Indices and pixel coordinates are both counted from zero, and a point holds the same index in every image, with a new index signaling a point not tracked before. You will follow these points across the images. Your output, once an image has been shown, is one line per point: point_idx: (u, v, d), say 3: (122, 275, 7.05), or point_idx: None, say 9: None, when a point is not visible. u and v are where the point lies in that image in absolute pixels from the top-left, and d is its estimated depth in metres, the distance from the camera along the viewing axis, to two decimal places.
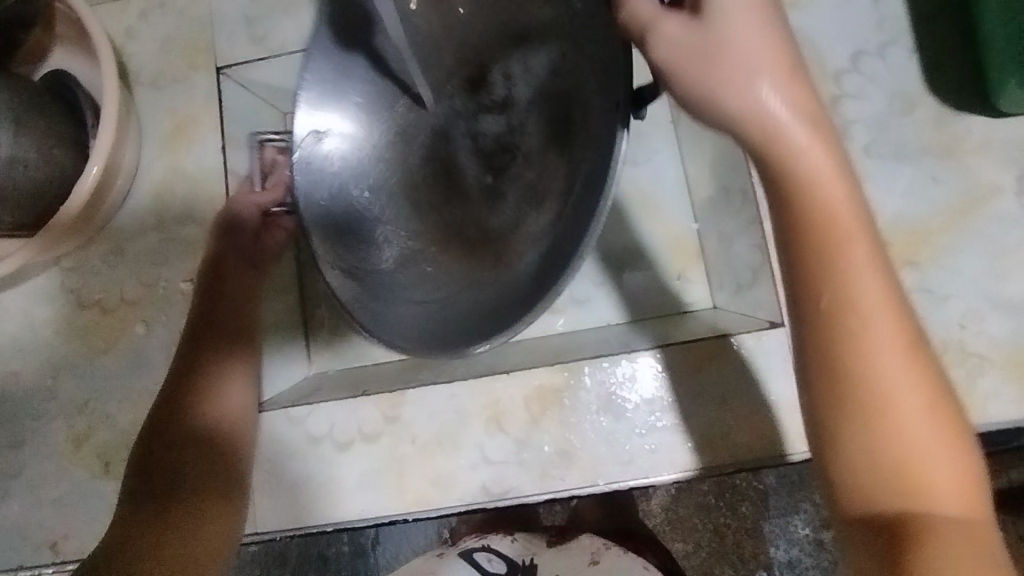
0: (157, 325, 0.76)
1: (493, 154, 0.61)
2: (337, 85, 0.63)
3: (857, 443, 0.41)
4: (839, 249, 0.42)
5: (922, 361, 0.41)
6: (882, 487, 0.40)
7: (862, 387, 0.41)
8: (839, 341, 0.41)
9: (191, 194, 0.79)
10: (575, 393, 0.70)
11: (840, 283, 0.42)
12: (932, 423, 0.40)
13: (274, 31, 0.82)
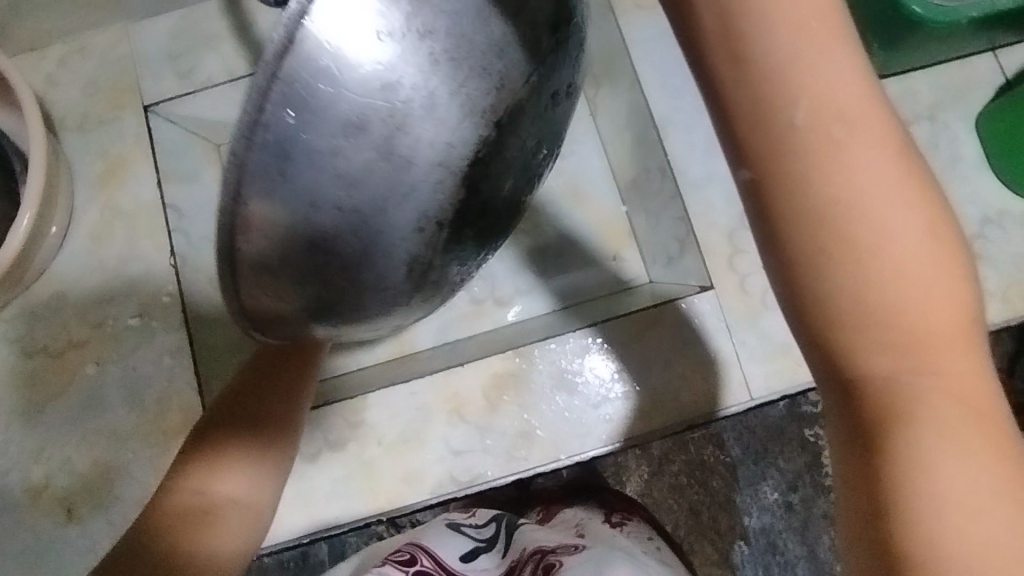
0: (109, 363, 0.76)
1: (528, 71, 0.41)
2: None
3: (825, 290, 0.28)
4: (780, 10, 0.27)
5: (898, 152, 0.28)
6: (848, 335, 0.28)
7: (828, 204, 0.27)
8: (789, 145, 0.27)
9: (131, 230, 0.79)
10: (529, 376, 0.74)
11: (778, 73, 0.27)
12: (923, 243, 0.28)
13: (197, 64, 0.83)
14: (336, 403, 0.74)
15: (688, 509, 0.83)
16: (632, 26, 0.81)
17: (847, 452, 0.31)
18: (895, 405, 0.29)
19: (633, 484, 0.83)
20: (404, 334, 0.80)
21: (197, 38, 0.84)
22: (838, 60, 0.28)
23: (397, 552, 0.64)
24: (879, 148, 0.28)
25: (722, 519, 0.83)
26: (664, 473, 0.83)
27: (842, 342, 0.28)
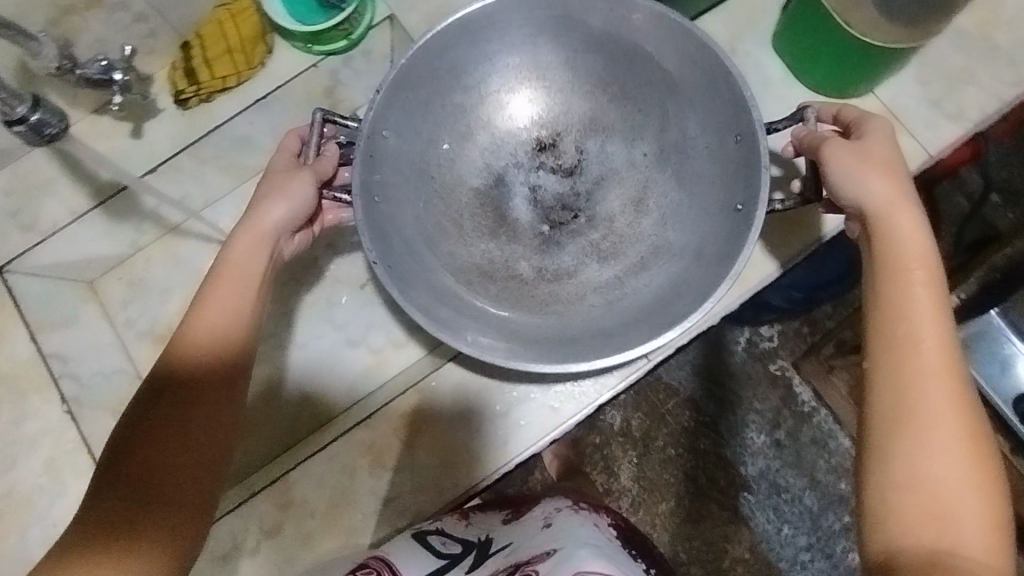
0: (30, 527, 0.75)
1: (553, 210, 0.78)
2: (426, 111, 0.75)
3: (895, 455, 0.48)
4: (902, 270, 0.54)
5: (965, 398, 0.49)
6: (889, 485, 0.47)
7: (906, 403, 0.49)
8: (922, 355, 0.50)
9: (18, 391, 0.79)
10: (436, 406, 0.77)
11: (900, 308, 0.53)
12: (961, 459, 0.47)
13: (39, 213, 0.84)
14: (261, 491, 0.74)
15: (683, 477, 1.11)
16: None
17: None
18: (938, 539, 0.44)
19: (627, 475, 1.12)
20: (317, 402, 0.81)
21: (34, 186, 0.84)
22: (941, 307, 0.53)
23: (363, 569, 0.64)
24: (947, 385, 0.49)
25: (705, 474, 1.11)
26: (653, 455, 1.12)
27: (900, 487, 0.47)
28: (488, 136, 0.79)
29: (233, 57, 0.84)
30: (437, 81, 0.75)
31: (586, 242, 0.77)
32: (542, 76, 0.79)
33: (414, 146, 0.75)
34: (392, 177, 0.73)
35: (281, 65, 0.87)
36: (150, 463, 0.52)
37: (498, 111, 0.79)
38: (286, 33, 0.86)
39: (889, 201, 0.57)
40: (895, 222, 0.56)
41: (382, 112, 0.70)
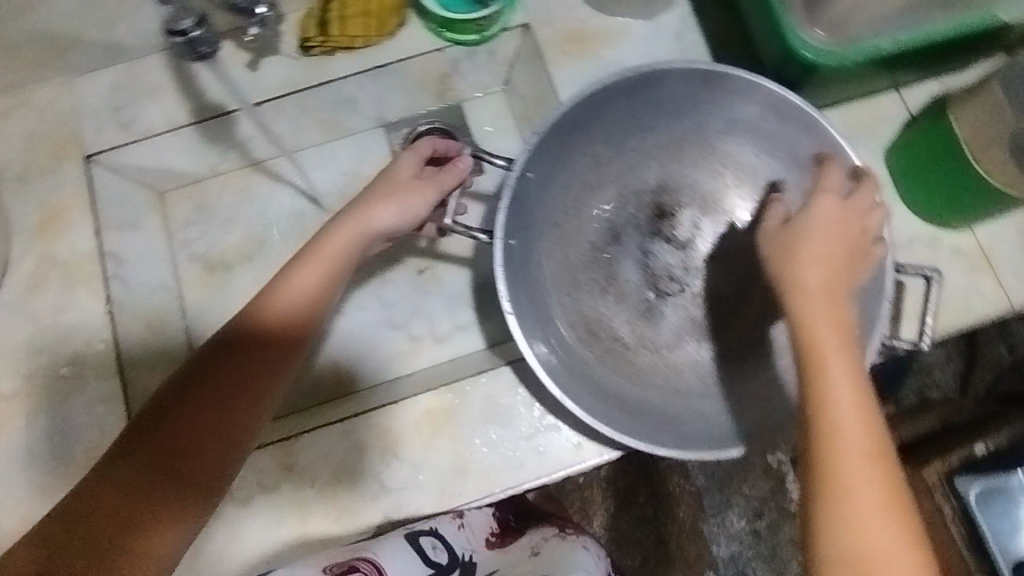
0: (38, 414, 0.74)
1: (662, 279, 0.78)
2: (567, 156, 0.75)
3: (827, 527, 0.49)
4: (820, 346, 0.53)
5: (883, 449, 0.51)
6: (824, 549, 0.49)
7: (833, 473, 0.50)
8: (840, 425, 0.51)
9: (66, 278, 0.79)
10: (461, 411, 0.74)
11: (829, 377, 0.52)
12: (884, 517, 0.49)
13: (140, 115, 0.84)
14: (268, 446, 0.73)
15: (656, 540, 1.09)
16: (564, 70, 0.86)
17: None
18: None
19: (600, 522, 1.09)
20: (344, 374, 0.82)
21: (141, 89, 0.85)
22: (850, 364, 0.53)
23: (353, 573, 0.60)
24: (865, 447, 0.50)
25: (677, 543, 1.09)
26: (632, 509, 1.09)
27: (836, 559, 0.49)
28: (615, 189, 0.79)
29: (368, 20, 0.82)
30: (585, 129, 0.73)
31: (685, 315, 0.78)
32: (656, 131, 0.77)
33: (551, 187, 0.75)
34: (528, 214, 0.74)
35: (408, 40, 0.87)
36: (173, 434, 0.58)
37: (628, 167, 0.79)
38: (425, 12, 0.86)
39: (814, 279, 0.56)
40: (806, 293, 0.55)
41: (536, 155, 0.70)
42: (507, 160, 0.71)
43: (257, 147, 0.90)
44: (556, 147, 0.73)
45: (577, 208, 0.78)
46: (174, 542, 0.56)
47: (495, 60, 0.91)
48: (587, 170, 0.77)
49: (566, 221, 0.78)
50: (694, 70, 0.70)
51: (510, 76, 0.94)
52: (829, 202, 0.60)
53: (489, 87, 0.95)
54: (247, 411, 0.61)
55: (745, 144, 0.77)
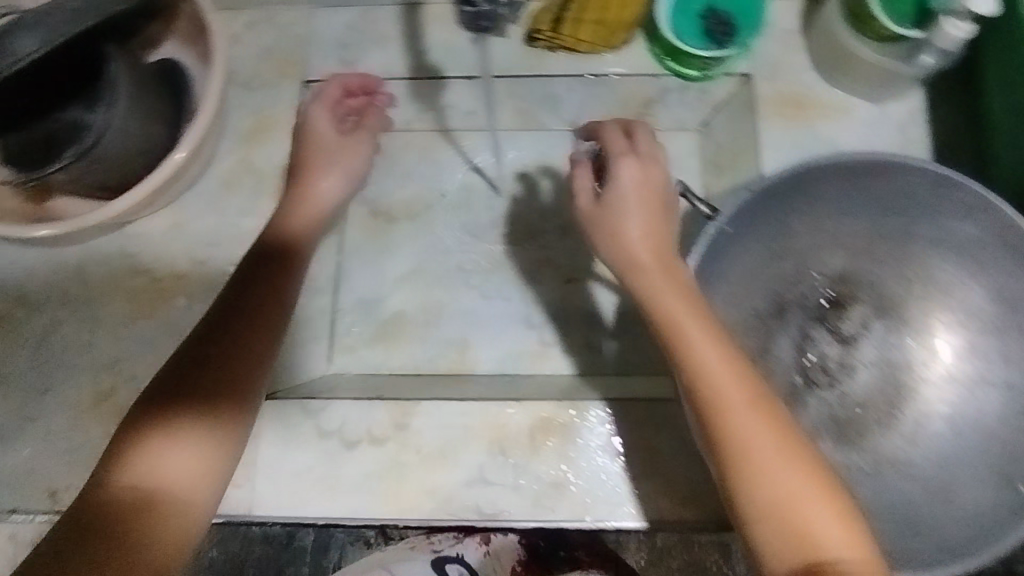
0: (198, 299, 0.80)
1: (815, 369, 0.75)
2: (769, 217, 0.71)
3: (739, 488, 0.51)
4: (682, 331, 0.55)
5: (759, 403, 0.53)
6: (758, 517, 0.50)
7: (718, 433, 0.52)
8: (738, 399, 0.52)
9: (255, 186, 0.84)
10: (577, 431, 0.73)
11: (705, 358, 0.54)
12: (805, 482, 0.50)
13: (363, 58, 0.89)
14: (388, 400, 0.75)
15: None
16: (772, 129, 0.85)
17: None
18: (802, 554, 0.48)
19: None
20: (468, 353, 0.83)
21: (370, 35, 0.90)
22: (714, 333, 0.56)
23: None
24: (742, 404, 0.52)
25: None
26: None
27: (762, 517, 0.50)
28: (796, 265, 0.75)
29: (598, 29, 0.86)
30: (789, 198, 0.70)
31: (830, 414, 0.74)
32: (859, 219, 0.73)
33: (744, 245, 0.71)
34: (715, 266, 0.69)
35: (628, 58, 0.89)
36: (182, 385, 0.56)
37: (816, 247, 0.75)
38: (654, 36, 0.87)
39: (641, 248, 0.60)
40: (672, 273, 0.59)
41: (738, 211, 0.67)
42: (711, 209, 0.67)
43: (452, 117, 0.92)
44: (765, 205, 0.69)
45: (753, 272, 0.74)
46: (195, 490, 0.53)
47: (704, 99, 0.89)
48: (778, 236, 0.73)
49: (735, 286, 0.73)
50: (925, 171, 0.65)
51: (710, 117, 0.91)
52: (631, 167, 0.62)
53: (686, 125, 0.92)
54: (179, 371, 0.57)
55: (949, 265, 0.72)
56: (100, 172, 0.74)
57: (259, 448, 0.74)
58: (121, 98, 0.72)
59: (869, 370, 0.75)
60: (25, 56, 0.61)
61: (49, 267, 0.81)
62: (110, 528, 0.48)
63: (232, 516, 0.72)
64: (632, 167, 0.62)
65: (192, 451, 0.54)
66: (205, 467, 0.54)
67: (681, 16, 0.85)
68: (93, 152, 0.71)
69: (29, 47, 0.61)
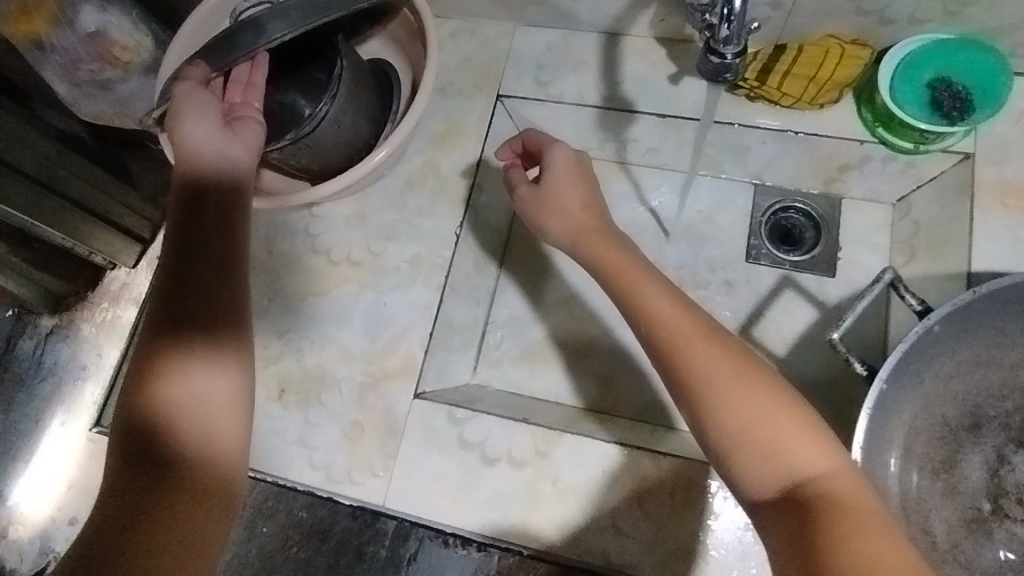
0: (367, 289, 0.84)
1: (1005, 495, 0.68)
2: (981, 321, 0.66)
3: (711, 425, 0.55)
4: (633, 284, 0.63)
5: (724, 345, 0.58)
6: (738, 456, 0.54)
7: (686, 380, 0.57)
8: (693, 344, 0.58)
9: (437, 192, 0.86)
10: (722, 500, 0.70)
11: (649, 310, 0.61)
12: (771, 411, 0.54)
13: (558, 80, 0.89)
14: (533, 425, 0.76)
15: None
16: (991, 221, 0.77)
17: (770, 530, 0.53)
18: (782, 476, 0.53)
19: None
20: (612, 392, 0.83)
21: (568, 56, 0.90)
22: (658, 288, 0.63)
23: None
24: (708, 347, 0.58)
25: None
26: None
27: (734, 451, 0.54)
28: (1000, 375, 0.69)
29: (807, 87, 0.81)
30: (1012, 307, 0.65)
31: (1017, 552, 0.66)
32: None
33: (948, 346, 0.66)
34: (914, 363, 0.64)
35: (835, 119, 0.84)
36: (186, 331, 0.58)
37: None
38: (868, 101, 0.82)
39: (577, 218, 0.70)
40: (597, 232, 0.68)
41: (956, 314, 0.62)
42: (920, 302, 0.64)
43: (633, 151, 0.91)
44: (977, 310, 0.64)
45: (952, 377, 0.69)
46: (221, 428, 0.57)
47: (908, 173, 0.84)
48: (981, 340, 0.68)
49: (930, 388, 0.68)
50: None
51: (911, 193, 0.85)
52: (559, 151, 0.71)
53: (880, 197, 0.87)
54: (200, 292, 0.59)
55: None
56: (309, 157, 0.77)
57: (402, 444, 0.77)
58: (343, 92, 0.74)
59: None
60: (275, 40, 0.63)
61: None
62: (155, 447, 0.55)
63: (367, 502, 0.76)
64: (560, 149, 0.71)
65: (208, 377, 0.57)
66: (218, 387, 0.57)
67: (904, 84, 0.78)
68: (309, 139, 0.74)
69: (280, 31, 0.63)
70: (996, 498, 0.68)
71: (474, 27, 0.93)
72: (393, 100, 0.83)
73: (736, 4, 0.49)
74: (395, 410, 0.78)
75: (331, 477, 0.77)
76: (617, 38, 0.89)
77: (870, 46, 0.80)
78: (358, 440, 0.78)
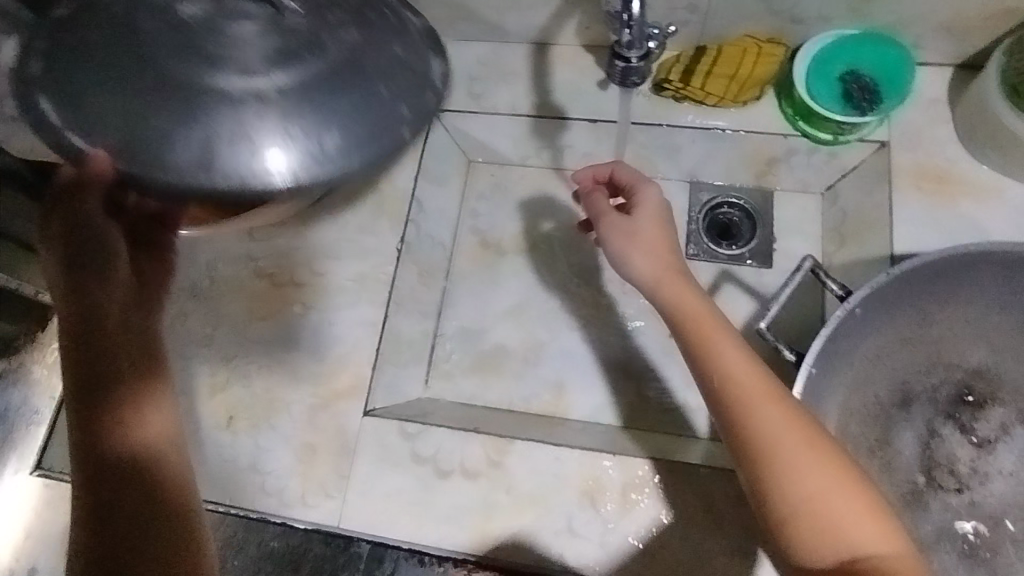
0: (312, 310, 0.83)
1: (937, 467, 0.71)
2: (906, 300, 0.67)
3: (775, 490, 0.55)
4: (705, 334, 0.61)
5: (797, 416, 0.57)
6: (796, 523, 0.54)
7: (759, 442, 0.56)
8: (766, 404, 0.57)
9: (377, 208, 0.87)
10: (673, 496, 0.72)
11: (722, 363, 0.59)
12: (836, 486, 0.54)
13: (490, 92, 0.91)
14: (483, 435, 0.77)
15: None
16: (909, 204, 0.80)
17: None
18: (837, 545, 0.52)
19: None
20: (564, 397, 0.83)
21: (499, 69, 0.91)
22: (739, 347, 0.60)
23: None
24: (782, 414, 0.57)
25: None
26: None
27: (795, 520, 0.54)
28: (929, 354, 0.71)
29: (729, 85, 0.84)
30: (935, 284, 0.67)
31: (953, 521, 0.69)
32: (1009, 314, 0.69)
33: (875, 326, 0.68)
34: (842, 346, 0.66)
35: (758, 115, 0.87)
36: (119, 376, 0.49)
37: (951, 336, 0.71)
38: (787, 95, 0.85)
39: (654, 268, 0.65)
40: (675, 277, 0.65)
41: (877, 294, 0.64)
42: (840, 288, 0.66)
43: (569, 157, 0.92)
44: (899, 291, 0.65)
45: (880, 358, 0.70)
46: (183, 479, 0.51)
47: (831, 164, 0.87)
48: (910, 319, 0.69)
49: (861, 370, 0.70)
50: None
51: (838, 182, 0.88)
52: (651, 195, 0.68)
53: (809, 187, 0.90)
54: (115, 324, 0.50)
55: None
56: None
57: (355, 463, 0.77)
58: None
59: (1002, 480, 0.70)
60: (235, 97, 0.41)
61: (184, 261, 0.87)
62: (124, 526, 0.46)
63: (323, 525, 0.75)
64: (653, 194, 0.68)
65: (156, 420, 0.50)
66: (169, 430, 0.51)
67: (818, 77, 0.82)
68: None
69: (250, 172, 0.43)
70: (930, 470, 0.71)
71: None
72: None
73: (634, 11, 0.51)
74: (347, 429, 0.78)
75: (284, 502, 0.76)
76: (545, 48, 0.91)
77: (784, 44, 0.83)
78: (311, 463, 0.77)
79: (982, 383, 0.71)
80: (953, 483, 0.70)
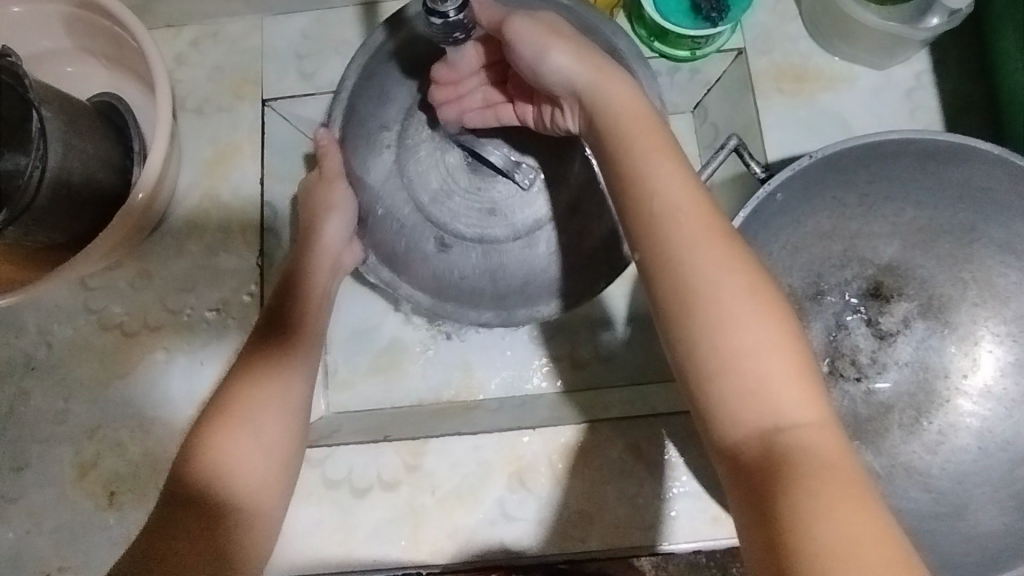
0: (178, 353, 0.74)
1: (841, 359, 0.72)
2: (816, 185, 0.65)
3: (697, 345, 0.42)
4: (634, 145, 0.47)
5: (742, 260, 0.43)
6: (709, 383, 0.41)
7: (686, 285, 0.42)
8: (699, 228, 0.44)
9: (226, 223, 0.77)
10: (600, 454, 0.70)
11: (652, 187, 0.45)
12: (764, 333, 0.41)
13: (323, 67, 0.81)
14: (395, 441, 0.72)
15: None
16: (771, 106, 0.79)
17: (728, 489, 0.41)
18: (759, 416, 0.40)
19: None
20: (474, 376, 0.77)
21: (328, 39, 0.81)
22: (677, 166, 0.46)
23: None
24: (721, 254, 0.43)
25: None
26: None
27: (711, 377, 0.41)
28: (819, 253, 0.71)
29: None
30: (848, 170, 0.65)
31: (850, 408, 0.71)
32: (911, 203, 0.68)
33: (781, 215, 0.66)
34: (755, 233, 0.65)
35: None
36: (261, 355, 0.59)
37: (868, 233, 0.71)
38: (638, 17, 0.81)
39: (591, 80, 0.51)
40: (609, 75, 0.51)
41: (796, 179, 0.62)
42: (763, 170, 0.64)
43: None
44: (799, 180, 0.63)
45: (794, 252, 0.70)
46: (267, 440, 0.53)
47: (695, 79, 0.84)
48: (818, 207, 0.68)
49: (779, 261, 0.69)
50: (1007, 163, 0.59)
51: (704, 99, 0.85)
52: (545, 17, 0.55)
53: (678, 108, 0.85)
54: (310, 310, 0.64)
55: (984, 250, 0.68)
56: (42, 231, 0.67)
57: None
58: (52, 145, 0.64)
59: (904, 363, 0.72)
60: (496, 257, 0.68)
61: (8, 330, 0.74)
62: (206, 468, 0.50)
63: None
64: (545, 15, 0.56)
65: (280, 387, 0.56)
66: (279, 390, 0.56)
67: None
68: (30, 213, 0.63)
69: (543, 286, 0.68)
70: (835, 365, 0.72)
71: (214, 30, 0.82)
72: (132, 143, 0.75)
73: None
74: None
75: None
76: (372, 6, 0.81)
77: None
78: None
79: (871, 270, 0.72)
80: (859, 375, 0.72)
